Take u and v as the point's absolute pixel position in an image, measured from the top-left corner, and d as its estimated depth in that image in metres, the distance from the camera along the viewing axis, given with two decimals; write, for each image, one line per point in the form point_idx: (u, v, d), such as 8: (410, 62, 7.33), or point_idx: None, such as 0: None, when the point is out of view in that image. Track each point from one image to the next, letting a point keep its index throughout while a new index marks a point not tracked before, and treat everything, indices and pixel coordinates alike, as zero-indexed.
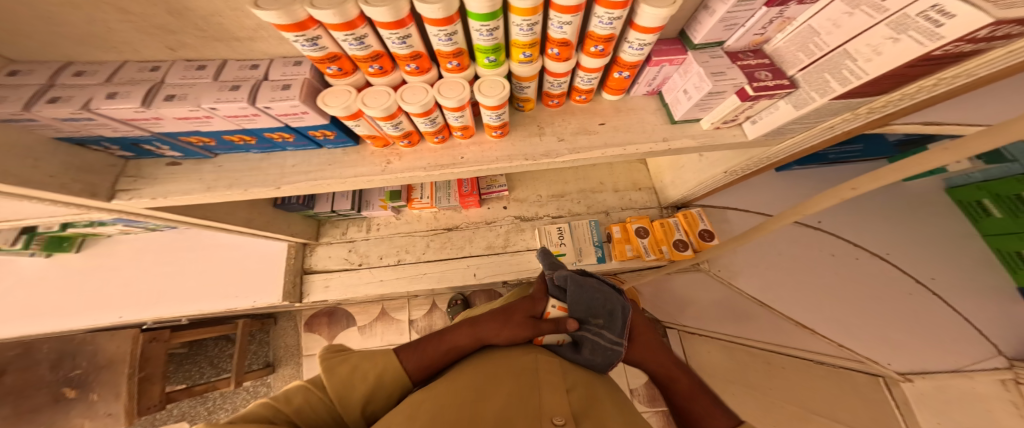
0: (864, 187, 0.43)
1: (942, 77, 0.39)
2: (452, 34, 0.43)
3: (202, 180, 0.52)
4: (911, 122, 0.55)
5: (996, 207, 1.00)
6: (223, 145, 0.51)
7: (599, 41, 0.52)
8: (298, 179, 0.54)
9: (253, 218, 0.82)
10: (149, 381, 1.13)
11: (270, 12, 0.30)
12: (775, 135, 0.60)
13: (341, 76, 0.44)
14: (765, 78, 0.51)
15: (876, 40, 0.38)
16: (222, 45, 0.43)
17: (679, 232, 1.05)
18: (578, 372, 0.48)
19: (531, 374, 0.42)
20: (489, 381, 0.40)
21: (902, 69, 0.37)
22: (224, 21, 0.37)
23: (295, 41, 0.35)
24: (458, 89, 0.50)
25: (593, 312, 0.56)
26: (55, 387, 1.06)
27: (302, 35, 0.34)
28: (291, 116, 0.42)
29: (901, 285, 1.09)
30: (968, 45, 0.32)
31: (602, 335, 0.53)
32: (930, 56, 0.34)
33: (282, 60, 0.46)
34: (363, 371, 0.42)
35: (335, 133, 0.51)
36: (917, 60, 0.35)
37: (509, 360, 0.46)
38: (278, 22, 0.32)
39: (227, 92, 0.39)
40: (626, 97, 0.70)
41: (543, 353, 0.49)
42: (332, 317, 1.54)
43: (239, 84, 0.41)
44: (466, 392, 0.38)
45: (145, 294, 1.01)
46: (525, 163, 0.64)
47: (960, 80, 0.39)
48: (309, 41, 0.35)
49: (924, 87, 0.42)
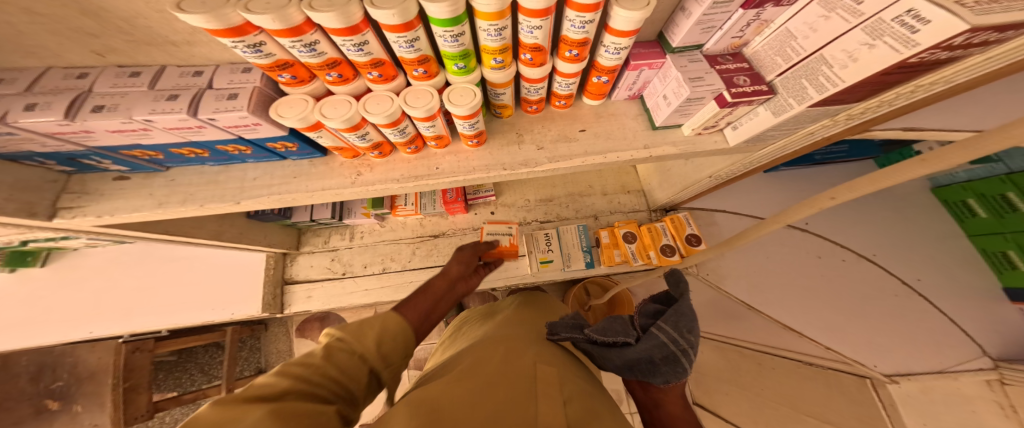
0: (844, 197, 0.39)
1: (920, 84, 0.38)
2: (414, 40, 0.40)
3: (153, 196, 0.49)
4: (891, 129, 0.55)
5: (981, 207, 1.00)
6: (173, 158, 0.48)
7: (573, 46, 0.50)
8: (259, 193, 0.51)
9: (223, 231, 0.78)
10: (136, 391, 1.02)
11: (196, 15, 0.27)
12: (755, 142, 0.59)
13: (296, 84, 0.41)
14: (743, 83, 0.49)
15: (851, 46, 0.36)
16: (156, 50, 0.40)
17: (666, 236, 1.03)
18: (579, 387, 0.38)
19: (522, 384, 0.34)
20: (480, 383, 0.34)
21: (878, 76, 0.36)
22: (152, 24, 0.36)
23: (235, 48, 0.32)
24: (426, 97, 0.48)
25: (687, 329, 0.43)
26: (37, 400, 1.20)
27: (241, 41, 0.31)
28: (241, 127, 0.40)
29: (888, 286, 1.09)
30: (945, 51, 0.31)
31: (686, 354, 0.41)
32: (906, 63, 0.32)
33: (230, 66, 0.43)
34: (369, 326, 0.39)
35: (298, 145, 0.49)
36: (893, 67, 0.33)
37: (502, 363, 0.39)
38: (209, 26, 0.29)
39: (165, 102, 0.36)
40: (607, 102, 0.68)
41: (544, 360, 0.42)
42: (324, 322, 1.52)
43: (178, 92, 0.38)
44: (448, 398, 0.31)
45: (118, 309, 0.97)
46: (503, 172, 0.62)
47: (939, 87, 0.37)
48: (251, 48, 0.32)
49: (902, 94, 0.40)
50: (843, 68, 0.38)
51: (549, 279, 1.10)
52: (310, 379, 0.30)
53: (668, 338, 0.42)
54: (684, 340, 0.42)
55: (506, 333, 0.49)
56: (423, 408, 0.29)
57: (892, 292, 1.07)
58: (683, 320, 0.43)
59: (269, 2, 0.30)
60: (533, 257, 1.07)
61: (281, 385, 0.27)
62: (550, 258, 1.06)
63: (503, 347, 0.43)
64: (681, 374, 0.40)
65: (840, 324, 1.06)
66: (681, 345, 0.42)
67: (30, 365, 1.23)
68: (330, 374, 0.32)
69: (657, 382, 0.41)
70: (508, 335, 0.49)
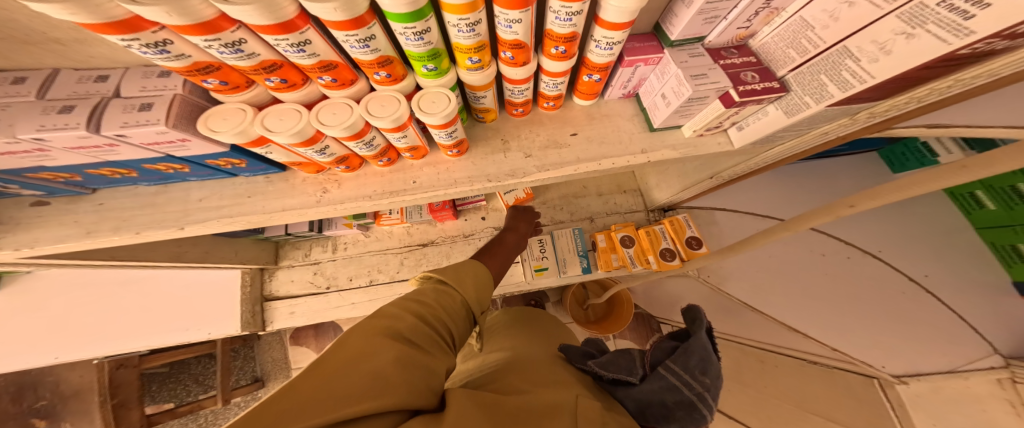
0: (865, 205, 0.34)
1: (959, 79, 0.31)
2: (368, 39, 0.34)
3: (80, 224, 0.43)
4: (913, 126, 0.50)
5: (989, 199, 0.89)
6: (96, 179, 0.41)
7: (560, 41, 0.44)
8: (207, 216, 0.45)
9: (183, 252, 0.72)
10: (127, 407, 1.05)
11: (52, 5, 0.20)
12: (763, 143, 0.53)
13: (229, 91, 0.35)
14: (751, 80, 0.43)
15: (884, 36, 0.31)
16: (41, 50, 0.33)
17: (665, 240, 0.97)
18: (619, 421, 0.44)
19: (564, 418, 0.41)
20: (537, 411, 0.41)
21: (916, 71, 0.30)
22: (18, 19, 0.28)
23: (129, 48, 0.25)
24: (392, 105, 0.42)
25: (700, 371, 0.46)
26: (22, 418, 1.14)
27: (135, 40, 0.24)
28: (166, 144, 0.33)
29: (890, 285, 0.98)
30: (1003, 42, 0.25)
31: (703, 399, 0.45)
32: (954, 56, 0.27)
33: (143, 68, 0.36)
34: (461, 274, 0.51)
35: (245, 161, 0.43)
36: (937, 60, 0.28)
37: (544, 396, 0.45)
38: (79, 21, 0.22)
39: (55, 116, 0.29)
40: (600, 102, 0.62)
41: (586, 395, 0.48)
42: (319, 328, 1.47)
43: (75, 103, 0.31)
44: (507, 415, 0.40)
45: (82, 331, 0.89)
46: (488, 184, 0.56)
47: (983, 80, 0.31)
48: (150, 48, 0.25)
49: (935, 89, 0.34)
50: (872, 62, 0.32)
51: (544, 287, 1.05)
52: (424, 317, 0.41)
53: (684, 383, 0.46)
54: (700, 384, 0.45)
55: (542, 362, 0.57)
56: (488, 410, 0.39)
57: (897, 290, 0.97)
58: (697, 363, 0.47)
59: None
60: (527, 265, 1.02)
61: (403, 321, 0.37)
62: (544, 266, 1.01)
63: (540, 381, 0.51)
64: (697, 419, 0.44)
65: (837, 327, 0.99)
66: (697, 389, 0.45)
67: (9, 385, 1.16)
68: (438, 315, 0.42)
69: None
70: (544, 368, 0.56)
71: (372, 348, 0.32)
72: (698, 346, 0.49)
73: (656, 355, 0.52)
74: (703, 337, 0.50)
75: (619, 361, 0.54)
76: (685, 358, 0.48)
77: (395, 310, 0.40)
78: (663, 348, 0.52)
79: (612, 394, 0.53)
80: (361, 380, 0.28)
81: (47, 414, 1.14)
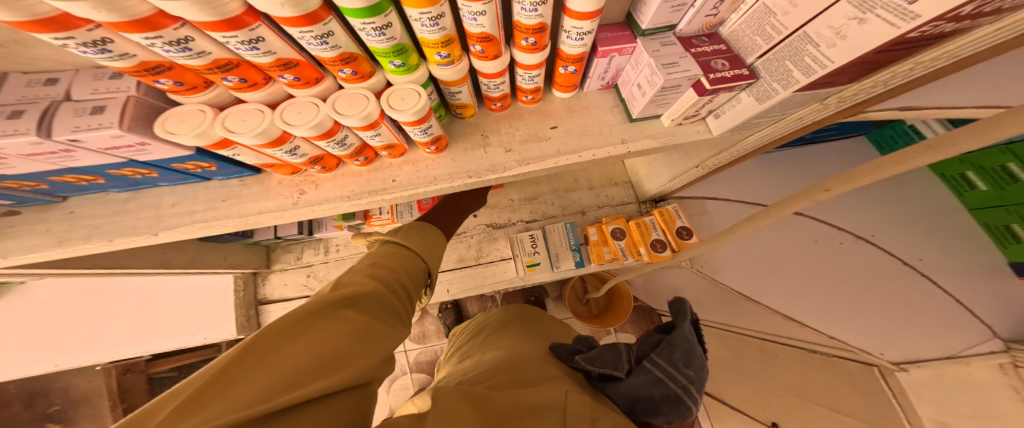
0: (840, 189, 0.33)
1: (919, 62, 0.30)
2: (326, 35, 0.33)
3: (52, 233, 0.43)
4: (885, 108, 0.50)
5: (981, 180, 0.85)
6: (63, 187, 0.42)
7: (529, 33, 0.43)
8: (181, 221, 0.45)
9: (171, 258, 0.72)
10: None
11: None
12: (740, 130, 0.52)
13: (187, 92, 0.35)
14: (722, 67, 0.42)
15: (838, 21, 0.29)
16: None
17: (656, 231, 0.96)
18: (608, 417, 0.43)
19: (545, 416, 0.40)
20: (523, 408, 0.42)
21: (870, 56, 0.29)
22: None
23: (67, 47, 0.25)
24: (361, 102, 0.41)
25: (685, 363, 0.45)
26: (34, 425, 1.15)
27: (70, 38, 0.24)
28: (125, 149, 0.33)
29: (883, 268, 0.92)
30: (951, 23, 0.24)
31: (687, 392, 0.44)
32: (904, 39, 0.26)
33: (95, 70, 0.36)
34: (420, 244, 0.53)
35: (214, 164, 0.42)
36: (890, 44, 0.27)
37: (522, 393, 0.45)
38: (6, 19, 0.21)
39: (5, 122, 0.29)
40: (580, 94, 0.61)
41: (576, 389, 0.47)
42: None
43: (25, 108, 0.31)
44: (496, 411, 0.40)
45: (81, 338, 0.89)
46: (468, 180, 0.56)
47: (943, 63, 0.30)
48: (90, 46, 0.25)
49: (899, 73, 0.33)
50: (830, 47, 0.30)
51: (537, 283, 1.04)
52: (385, 285, 0.42)
53: (669, 377, 0.45)
54: (684, 376, 0.45)
55: (532, 360, 0.57)
56: (483, 407, 0.40)
57: (889, 274, 0.91)
58: (682, 355, 0.46)
59: None
60: (519, 261, 1.01)
61: (358, 292, 0.38)
62: (537, 261, 1.00)
63: (521, 377, 0.51)
64: (683, 412, 0.44)
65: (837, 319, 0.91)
66: (681, 381, 0.44)
67: (20, 393, 1.17)
68: (402, 280, 0.45)
69: (660, 421, 0.45)
70: (535, 366, 0.55)
71: (322, 320, 0.33)
72: (683, 338, 0.47)
73: (643, 347, 0.51)
74: (689, 328, 0.48)
75: (606, 356, 0.53)
76: (669, 350, 0.47)
77: (348, 278, 0.41)
78: (648, 341, 0.52)
79: (603, 389, 0.53)
80: (304, 363, 0.28)
81: (59, 419, 1.16)
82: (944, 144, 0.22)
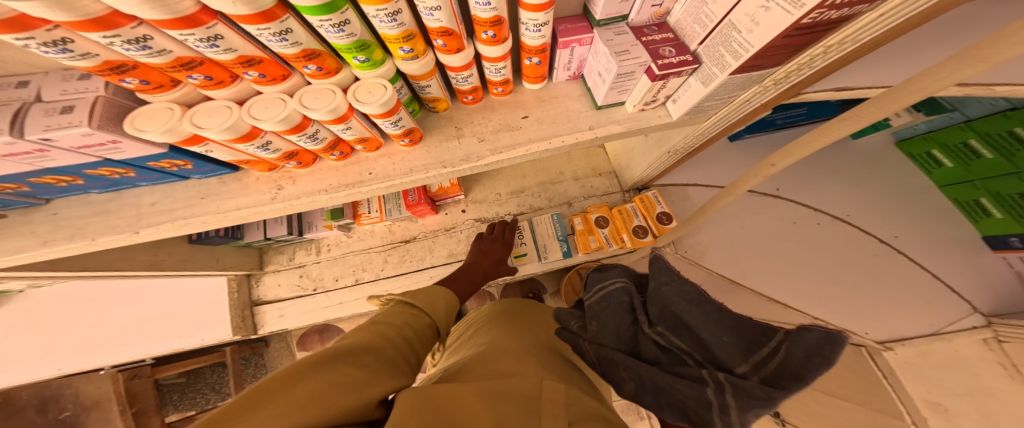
0: (783, 163, 0.35)
1: (827, 45, 0.32)
2: (284, 32, 0.35)
3: (37, 234, 0.45)
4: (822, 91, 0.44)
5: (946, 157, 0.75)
6: (44, 189, 0.44)
7: (487, 26, 0.44)
8: (159, 219, 0.48)
9: (161, 260, 0.74)
10: (145, 415, 1.19)
11: None
12: (697, 114, 0.53)
13: (154, 90, 0.37)
14: (668, 54, 0.44)
15: (752, 9, 0.30)
16: None
17: (637, 218, 0.98)
18: (590, 409, 0.37)
19: (525, 405, 0.34)
20: (499, 397, 0.35)
21: (780, 41, 0.30)
22: None
23: (28, 46, 0.27)
24: (328, 96, 0.43)
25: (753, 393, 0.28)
26: None
27: (30, 38, 0.26)
28: (97, 147, 0.36)
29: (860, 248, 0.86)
30: (835, 9, 0.26)
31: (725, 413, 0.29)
32: (801, 25, 0.28)
33: (61, 72, 0.39)
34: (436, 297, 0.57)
35: (190, 162, 0.45)
36: (791, 30, 0.28)
37: (511, 378, 0.39)
38: None
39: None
40: (549, 85, 0.63)
41: (551, 377, 0.41)
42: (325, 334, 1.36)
43: None
44: (462, 403, 0.33)
45: (80, 342, 0.89)
46: (443, 170, 0.57)
47: (849, 47, 0.31)
48: (51, 46, 0.27)
49: (816, 56, 0.34)
50: (749, 33, 0.32)
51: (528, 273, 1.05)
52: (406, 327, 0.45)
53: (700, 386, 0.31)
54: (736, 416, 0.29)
55: (518, 348, 0.50)
56: (446, 402, 0.33)
57: (869, 251, 0.84)
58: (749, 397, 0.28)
59: None
60: None
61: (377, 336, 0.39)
62: (524, 252, 1.02)
63: (515, 363, 0.44)
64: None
65: (828, 284, 0.84)
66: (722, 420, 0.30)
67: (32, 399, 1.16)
68: (405, 336, 0.43)
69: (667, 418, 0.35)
70: (517, 353, 0.48)
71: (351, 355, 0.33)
72: (778, 362, 0.27)
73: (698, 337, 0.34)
74: (815, 371, 0.25)
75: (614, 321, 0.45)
76: (737, 362, 0.30)
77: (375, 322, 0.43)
78: (684, 295, 0.38)
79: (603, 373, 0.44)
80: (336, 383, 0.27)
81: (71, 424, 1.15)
82: (855, 116, 0.27)
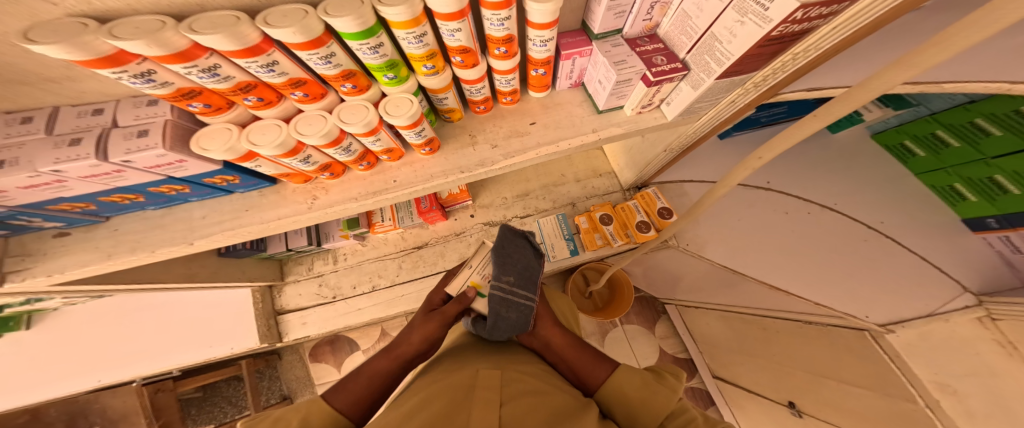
0: (769, 155, 0.40)
1: (795, 52, 0.38)
2: (329, 56, 0.40)
3: (100, 249, 0.50)
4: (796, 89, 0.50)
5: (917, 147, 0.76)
6: (107, 207, 0.49)
7: (500, 43, 0.50)
8: (210, 230, 0.53)
9: (194, 272, 0.78)
10: None
11: (54, 47, 0.28)
12: (689, 114, 0.59)
13: (213, 112, 0.43)
14: (661, 62, 0.49)
15: (729, 23, 0.36)
16: (37, 90, 0.39)
17: (639, 214, 1.03)
18: (524, 385, 0.42)
19: (459, 396, 0.38)
20: (434, 396, 0.39)
21: (756, 49, 0.36)
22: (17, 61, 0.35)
23: (119, 78, 0.33)
24: (362, 112, 0.49)
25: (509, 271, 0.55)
26: None
27: (124, 70, 0.32)
28: (165, 166, 0.42)
29: (845, 233, 0.81)
30: (796, 24, 0.32)
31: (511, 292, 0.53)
32: (771, 36, 0.33)
33: (130, 99, 0.44)
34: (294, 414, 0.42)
35: (238, 177, 0.50)
36: (763, 41, 0.34)
37: (448, 377, 0.43)
38: (78, 58, 0.29)
39: (69, 148, 0.37)
40: (552, 93, 0.68)
41: (494, 365, 0.46)
42: (336, 343, 1.40)
43: (80, 135, 0.39)
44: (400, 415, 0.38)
45: (115, 354, 0.92)
46: (461, 175, 0.63)
47: (814, 53, 0.38)
48: (138, 77, 0.33)
49: (785, 62, 0.41)
50: (729, 43, 0.37)
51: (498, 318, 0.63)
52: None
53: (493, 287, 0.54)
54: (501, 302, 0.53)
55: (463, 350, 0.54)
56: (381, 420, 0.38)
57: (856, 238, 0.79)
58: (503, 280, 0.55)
59: (138, 26, 0.30)
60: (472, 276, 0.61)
61: None
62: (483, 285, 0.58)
63: (461, 362, 0.48)
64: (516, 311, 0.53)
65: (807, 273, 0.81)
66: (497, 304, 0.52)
67: (61, 415, 1.17)
68: None
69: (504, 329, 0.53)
70: (466, 351, 0.52)
71: None
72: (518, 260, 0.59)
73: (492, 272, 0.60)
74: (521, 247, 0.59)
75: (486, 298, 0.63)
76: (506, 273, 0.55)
77: None
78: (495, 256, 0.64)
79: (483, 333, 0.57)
80: None
81: None
82: (824, 113, 0.31)
